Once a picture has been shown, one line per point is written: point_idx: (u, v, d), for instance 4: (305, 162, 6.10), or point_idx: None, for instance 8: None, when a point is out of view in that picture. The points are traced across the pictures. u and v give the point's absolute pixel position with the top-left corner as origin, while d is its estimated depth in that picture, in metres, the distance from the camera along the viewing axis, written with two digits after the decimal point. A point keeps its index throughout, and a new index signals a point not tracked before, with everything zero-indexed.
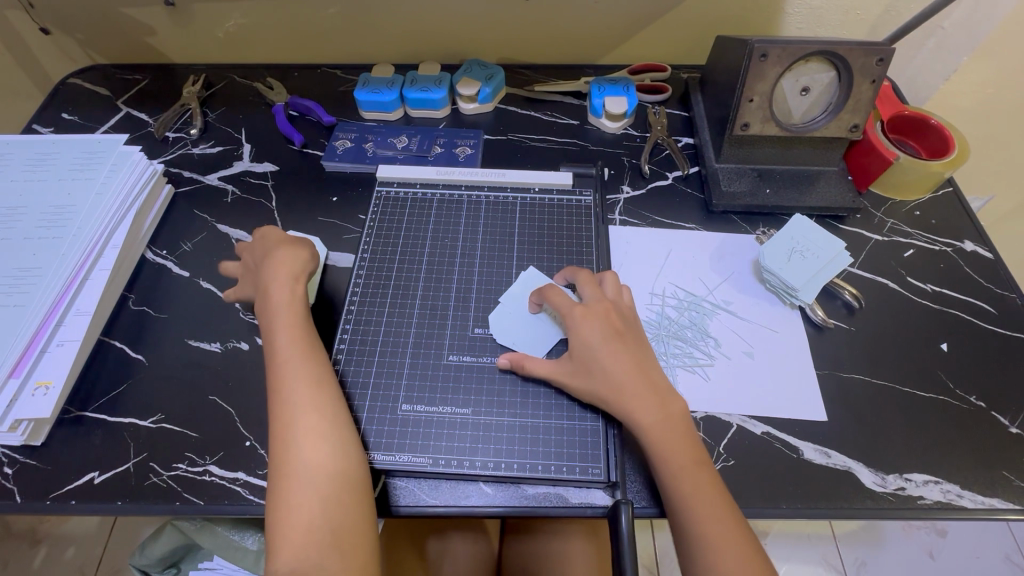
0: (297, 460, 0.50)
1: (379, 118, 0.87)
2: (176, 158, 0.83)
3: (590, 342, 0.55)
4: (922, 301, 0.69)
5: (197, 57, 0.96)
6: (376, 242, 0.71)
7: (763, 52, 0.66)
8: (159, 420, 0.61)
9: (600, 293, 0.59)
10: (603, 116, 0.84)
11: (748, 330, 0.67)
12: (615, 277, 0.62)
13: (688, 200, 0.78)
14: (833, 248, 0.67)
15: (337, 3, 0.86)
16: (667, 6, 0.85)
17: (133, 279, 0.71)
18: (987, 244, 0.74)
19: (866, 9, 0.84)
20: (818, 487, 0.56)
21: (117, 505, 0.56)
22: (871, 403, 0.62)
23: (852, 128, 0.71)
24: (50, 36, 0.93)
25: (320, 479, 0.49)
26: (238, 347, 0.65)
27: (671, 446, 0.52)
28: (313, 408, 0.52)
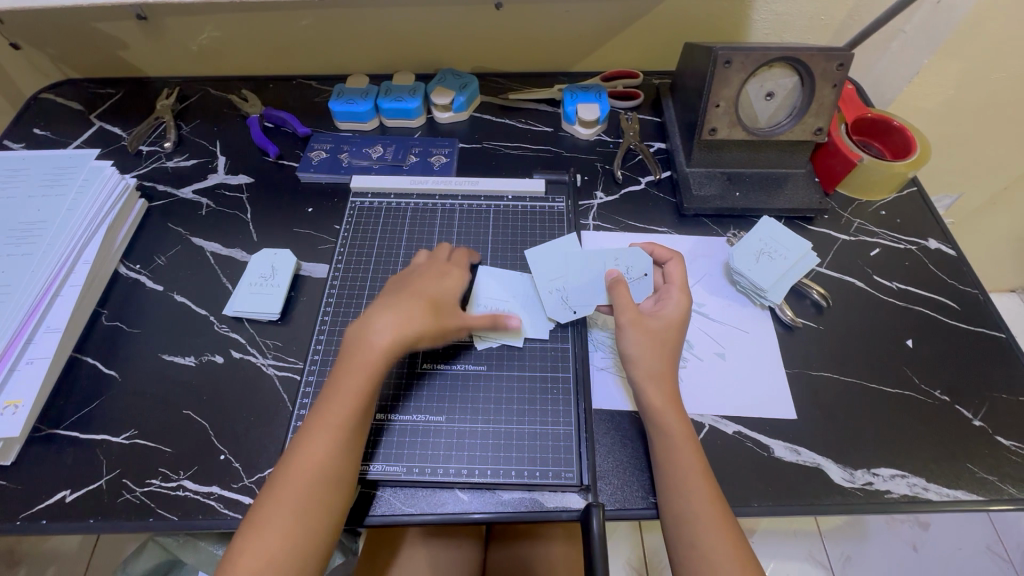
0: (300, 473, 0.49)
1: (354, 128, 0.88)
2: (150, 172, 0.83)
3: (646, 354, 0.57)
4: (887, 298, 0.71)
5: (171, 70, 0.96)
6: (351, 254, 0.72)
7: (726, 59, 0.67)
8: (132, 435, 0.60)
9: (663, 317, 0.60)
10: (575, 123, 0.85)
11: (719, 331, 0.68)
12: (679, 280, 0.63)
13: (660, 204, 0.79)
14: (800, 249, 0.69)
15: (310, 14, 0.86)
16: (636, 14, 0.87)
17: (106, 294, 0.71)
18: (950, 241, 0.76)
19: (830, 15, 0.86)
20: (789, 484, 0.57)
21: (89, 523, 0.55)
22: (839, 400, 0.63)
23: (816, 131, 0.73)
24: (20, 51, 0.93)
25: (310, 500, 0.49)
26: (213, 360, 0.65)
27: (676, 455, 0.53)
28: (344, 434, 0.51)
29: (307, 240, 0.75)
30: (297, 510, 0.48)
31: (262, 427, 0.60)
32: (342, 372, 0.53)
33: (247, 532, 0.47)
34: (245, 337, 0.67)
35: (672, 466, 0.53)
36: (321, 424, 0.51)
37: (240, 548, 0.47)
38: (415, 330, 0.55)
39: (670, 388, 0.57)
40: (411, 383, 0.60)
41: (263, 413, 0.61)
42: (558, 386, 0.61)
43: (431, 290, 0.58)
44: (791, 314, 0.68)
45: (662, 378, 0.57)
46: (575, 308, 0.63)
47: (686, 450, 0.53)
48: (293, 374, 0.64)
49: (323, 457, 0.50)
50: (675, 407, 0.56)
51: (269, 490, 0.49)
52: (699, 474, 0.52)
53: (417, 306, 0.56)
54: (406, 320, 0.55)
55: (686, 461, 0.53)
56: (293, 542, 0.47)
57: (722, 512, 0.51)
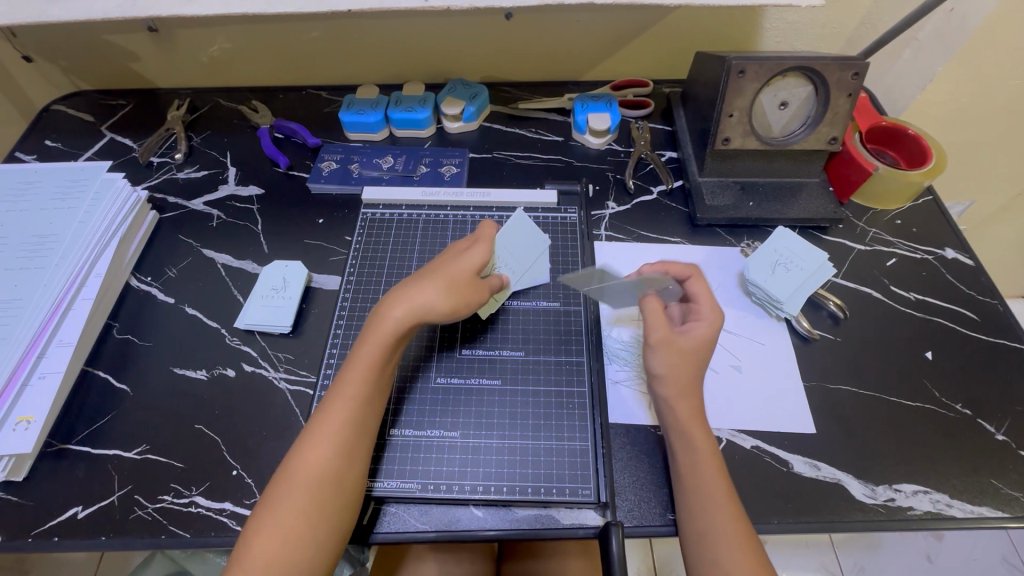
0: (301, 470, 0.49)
1: (363, 139, 0.87)
2: (161, 183, 0.83)
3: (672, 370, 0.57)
4: (905, 309, 0.70)
5: (181, 81, 0.96)
6: (362, 266, 0.71)
7: (740, 69, 0.67)
8: (144, 451, 0.60)
9: (690, 337, 0.58)
10: (586, 132, 0.85)
11: (735, 343, 0.67)
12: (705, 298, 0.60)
13: (672, 213, 0.79)
14: (818, 261, 0.68)
15: (320, 25, 0.86)
16: (647, 23, 0.86)
17: (118, 306, 0.71)
18: (968, 251, 0.75)
19: (841, 23, 0.86)
20: (809, 500, 0.56)
21: (101, 540, 0.55)
22: (859, 413, 0.62)
23: (830, 140, 0.72)
24: (32, 63, 0.93)
25: (309, 499, 0.48)
26: (225, 373, 0.65)
27: (697, 469, 0.52)
28: (347, 431, 0.51)
29: (318, 252, 0.75)
30: (298, 511, 0.48)
31: (274, 442, 0.60)
32: (354, 363, 0.53)
33: (247, 540, 0.47)
34: (256, 350, 0.67)
35: (693, 479, 0.52)
36: (325, 420, 0.51)
37: (243, 552, 0.47)
38: (430, 308, 0.55)
39: (691, 399, 0.56)
40: (422, 398, 0.60)
41: (275, 428, 0.61)
42: (574, 402, 0.60)
43: (451, 270, 0.57)
44: (808, 326, 0.67)
45: (684, 390, 0.56)
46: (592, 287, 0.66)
47: (708, 460, 0.52)
48: (305, 388, 0.63)
49: (323, 454, 0.50)
50: (697, 418, 0.55)
51: (273, 487, 0.50)
52: (722, 491, 0.51)
53: (437, 285, 0.56)
54: (421, 300, 0.55)
55: (710, 478, 0.52)
56: (290, 538, 0.47)
57: (745, 530, 0.49)
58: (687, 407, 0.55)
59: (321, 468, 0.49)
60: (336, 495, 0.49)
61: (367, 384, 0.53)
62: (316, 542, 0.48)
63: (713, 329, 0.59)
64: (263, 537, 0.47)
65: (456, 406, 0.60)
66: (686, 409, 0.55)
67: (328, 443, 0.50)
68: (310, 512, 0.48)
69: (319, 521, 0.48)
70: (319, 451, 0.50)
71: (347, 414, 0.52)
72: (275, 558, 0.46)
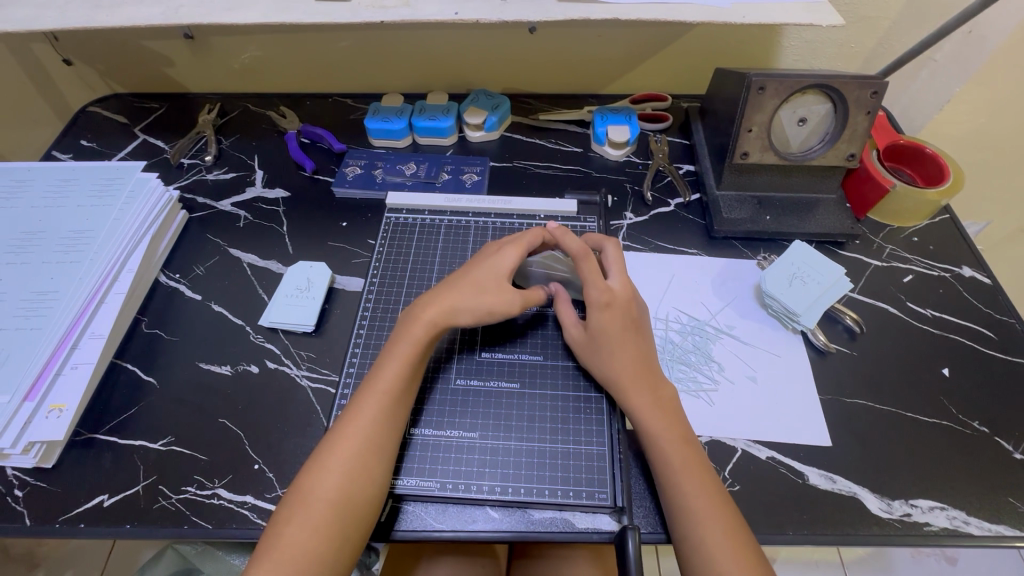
0: (324, 478, 0.50)
1: (388, 145, 0.90)
2: (191, 184, 0.86)
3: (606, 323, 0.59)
4: (922, 325, 0.70)
5: (212, 86, 0.99)
6: (386, 269, 0.73)
7: (760, 85, 0.68)
8: (169, 443, 0.61)
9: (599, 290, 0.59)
10: (606, 144, 0.86)
11: (751, 354, 0.67)
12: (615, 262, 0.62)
13: (689, 225, 0.80)
14: (834, 275, 0.68)
15: (350, 35, 0.89)
16: (668, 38, 0.88)
17: (147, 302, 0.73)
18: (985, 269, 0.75)
19: (859, 43, 0.87)
20: (824, 512, 0.57)
21: (125, 528, 0.56)
22: (874, 427, 0.62)
23: (849, 157, 0.73)
24: (72, 66, 0.97)
25: (334, 484, 0.50)
26: (248, 369, 0.66)
27: (677, 466, 0.53)
28: (377, 421, 0.53)
29: (341, 254, 0.77)
30: (325, 500, 0.50)
31: (296, 438, 0.61)
32: (388, 357, 0.57)
33: (274, 524, 0.50)
34: (280, 348, 0.68)
35: (668, 462, 0.53)
36: (356, 409, 0.54)
37: (268, 542, 0.49)
38: (463, 309, 0.58)
39: (630, 367, 0.58)
40: (443, 398, 0.61)
41: (296, 424, 0.62)
42: (592, 406, 0.61)
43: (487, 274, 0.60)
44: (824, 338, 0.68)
45: (608, 363, 0.59)
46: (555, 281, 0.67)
47: (670, 434, 0.55)
48: (327, 386, 0.65)
49: (352, 441, 0.52)
50: (645, 381, 0.57)
51: (295, 490, 0.51)
52: (696, 474, 0.52)
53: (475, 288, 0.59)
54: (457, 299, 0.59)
55: (679, 456, 0.53)
56: (314, 538, 0.48)
57: (740, 537, 0.49)
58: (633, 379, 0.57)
59: (350, 457, 0.51)
60: (361, 487, 0.51)
61: (401, 386, 0.55)
62: (335, 531, 0.49)
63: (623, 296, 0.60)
64: (290, 525, 0.49)
65: (478, 406, 0.61)
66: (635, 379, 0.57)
67: (360, 431, 0.53)
68: (335, 501, 0.50)
69: (342, 512, 0.50)
70: (352, 437, 0.52)
71: (379, 405, 0.54)
72: (300, 547, 0.48)
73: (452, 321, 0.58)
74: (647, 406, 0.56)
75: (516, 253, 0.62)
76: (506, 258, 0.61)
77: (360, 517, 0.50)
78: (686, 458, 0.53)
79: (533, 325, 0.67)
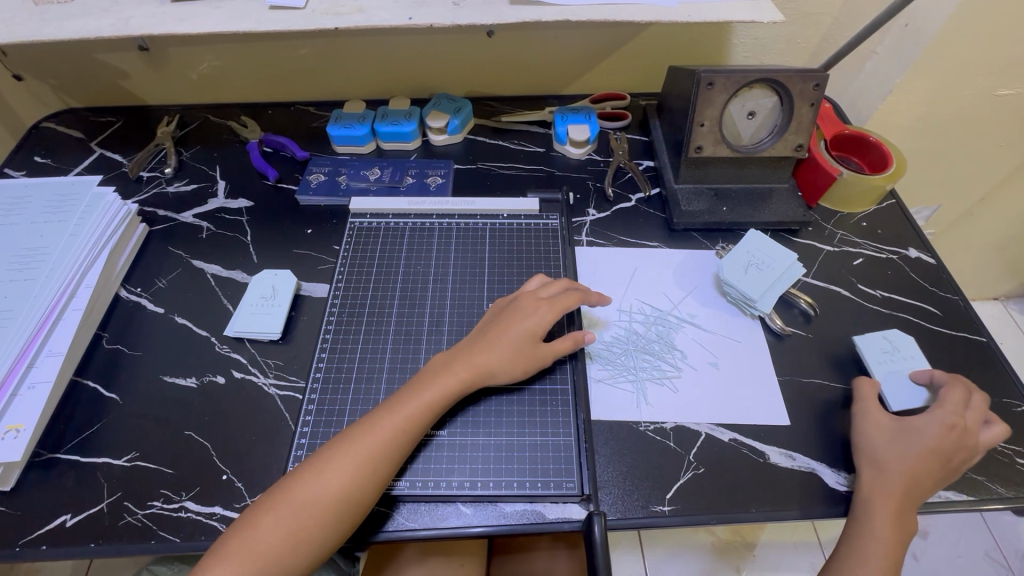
0: (306, 487, 0.51)
1: (351, 152, 0.90)
2: (150, 197, 0.85)
3: (930, 425, 0.57)
4: (873, 306, 0.73)
5: (170, 97, 0.98)
6: (352, 274, 0.73)
7: (709, 81, 0.71)
8: (133, 458, 0.60)
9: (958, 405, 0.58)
10: (567, 142, 0.88)
11: (712, 341, 0.69)
12: (979, 407, 0.59)
13: (650, 219, 0.82)
14: (879, 333, 0.68)
15: (309, 44, 0.89)
16: (623, 39, 0.91)
17: (107, 317, 0.72)
18: (930, 250, 0.79)
19: (804, 39, 0.91)
20: (784, 489, 0.58)
21: (89, 547, 0.55)
22: (830, 405, 0.65)
23: (797, 147, 0.76)
24: (23, 81, 0.95)
25: (316, 493, 0.50)
26: (214, 380, 0.66)
27: (877, 514, 0.54)
28: (377, 437, 0.53)
29: (307, 260, 0.77)
30: (308, 511, 0.50)
31: (264, 446, 0.61)
32: (418, 384, 0.57)
33: (247, 524, 0.50)
34: (246, 357, 0.68)
35: (865, 504, 0.55)
36: (367, 424, 0.55)
37: (238, 541, 0.49)
38: (500, 371, 0.59)
39: (952, 437, 0.56)
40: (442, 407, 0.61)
41: (264, 432, 0.62)
42: (558, 398, 0.62)
43: (522, 337, 0.60)
44: (973, 416, 0.58)
45: (891, 457, 0.56)
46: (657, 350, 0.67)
47: (899, 487, 0.55)
48: (295, 393, 0.65)
49: (348, 450, 0.53)
50: (924, 464, 0.56)
51: (274, 493, 0.52)
52: (892, 519, 0.54)
53: (511, 351, 0.60)
54: (491, 364, 0.59)
55: (883, 496, 0.55)
56: (294, 544, 0.49)
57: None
58: (944, 447, 0.56)
59: (350, 476, 0.51)
60: (345, 502, 0.51)
61: (418, 410, 0.55)
62: (306, 538, 0.50)
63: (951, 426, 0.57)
64: (271, 531, 0.49)
65: (465, 411, 0.61)
66: (942, 447, 0.56)
67: (363, 447, 0.53)
68: (322, 515, 0.50)
69: (323, 524, 0.50)
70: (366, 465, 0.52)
71: (388, 425, 0.54)
72: (277, 550, 0.49)
73: (484, 382, 0.59)
74: (911, 453, 0.56)
75: (549, 308, 0.62)
76: (530, 313, 0.62)
77: (338, 526, 0.51)
78: (900, 498, 0.55)
79: None
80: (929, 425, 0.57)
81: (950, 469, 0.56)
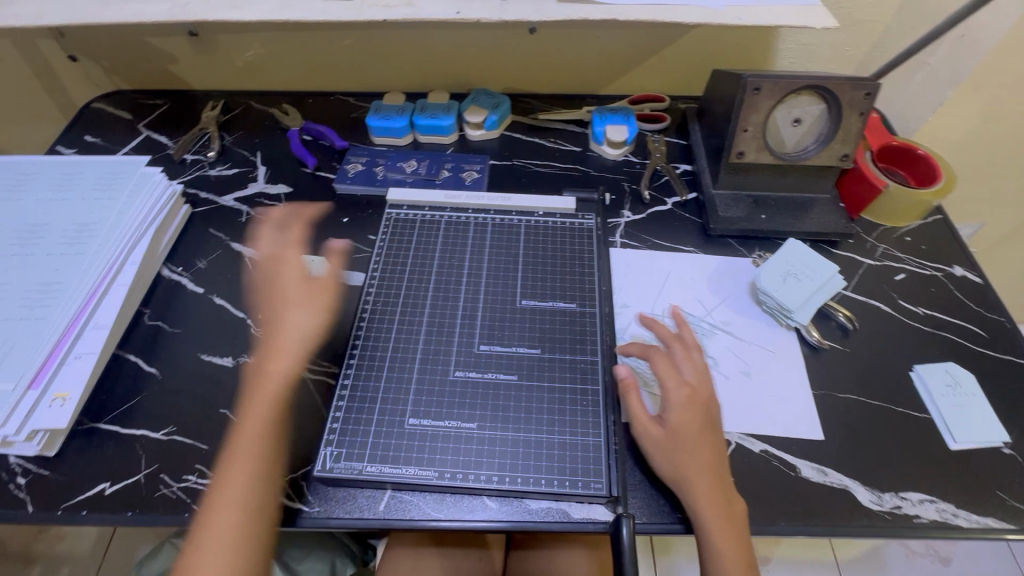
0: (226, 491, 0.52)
1: (388, 143, 0.91)
2: (194, 179, 0.87)
3: (686, 416, 0.56)
4: (914, 323, 0.71)
5: (215, 83, 1.00)
6: (387, 263, 0.74)
7: (756, 86, 0.69)
8: (170, 432, 0.62)
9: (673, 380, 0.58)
10: (604, 143, 0.88)
11: (745, 350, 0.68)
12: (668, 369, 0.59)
13: (685, 223, 0.81)
14: (941, 366, 0.66)
15: (352, 35, 0.90)
16: (666, 40, 0.90)
17: (150, 294, 0.74)
18: (976, 269, 0.76)
19: (853, 47, 0.89)
20: (815, 505, 0.57)
21: (126, 516, 0.57)
22: (866, 423, 0.63)
23: (842, 157, 0.74)
24: (77, 62, 0.98)
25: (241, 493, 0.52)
26: (249, 361, 0.67)
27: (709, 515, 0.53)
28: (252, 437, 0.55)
29: (342, 248, 0.78)
30: (245, 507, 0.52)
31: (296, 428, 0.62)
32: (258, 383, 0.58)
33: (194, 532, 0.51)
34: None
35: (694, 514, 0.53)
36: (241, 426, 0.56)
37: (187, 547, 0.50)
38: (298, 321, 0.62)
39: (691, 429, 0.56)
40: (449, 392, 0.62)
41: (297, 415, 0.63)
42: (588, 398, 0.62)
43: (296, 295, 0.64)
44: (689, 372, 0.60)
45: (677, 457, 0.55)
46: (746, 371, 0.66)
47: (708, 490, 0.53)
48: (327, 378, 0.66)
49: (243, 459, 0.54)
50: (705, 457, 0.55)
51: (210, 501, 0.52)
52: (727, 520, 0.53)
53: (297, 310, 0.63)
54: (309, 322, 0.62)
55: (704, 505, 0.53)
56: (241, 541, 0.50)
57: None
58: (682, 441, 0.56)
59: (246, 466, 0.53)
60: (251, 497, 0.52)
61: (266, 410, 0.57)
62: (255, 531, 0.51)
63: (681, 398, 0.57)
64: (216, 524, 0.51)
65: (411, 390, 0.62)
66: (682, 441, 0.56)
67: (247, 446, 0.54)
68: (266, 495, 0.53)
69: (259, 515, 0.52)
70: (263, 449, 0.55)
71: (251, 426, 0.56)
72: (217, 545, 0.50)
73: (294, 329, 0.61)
74: (693, 450, 0.55)
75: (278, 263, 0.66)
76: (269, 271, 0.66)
77: (263, 513, 0.52)
78: (717, 490, 0.54)
79: (559, 318, 0.68)
80: (671, 414, 0.57)
81: (717, 443, 0.57)
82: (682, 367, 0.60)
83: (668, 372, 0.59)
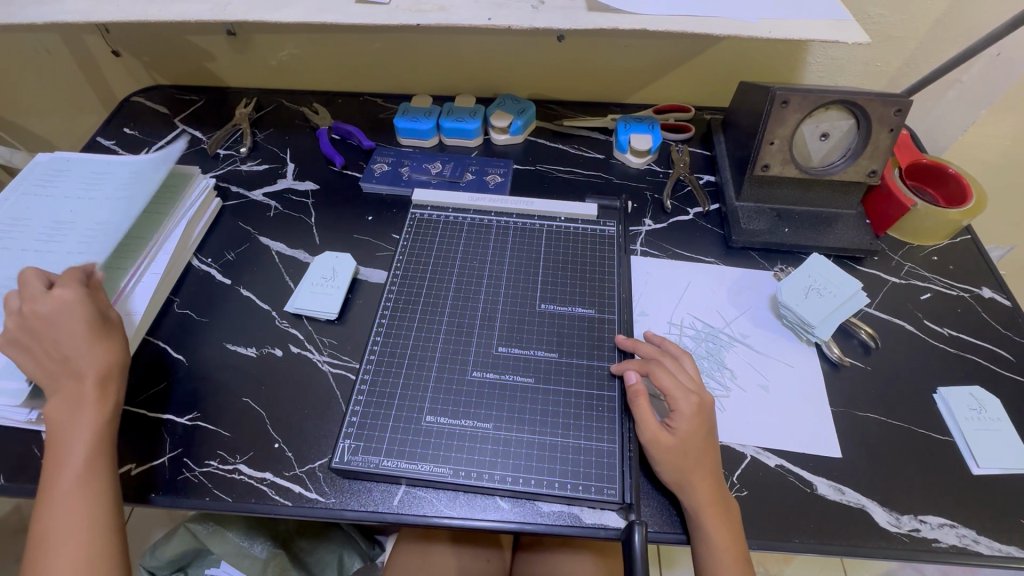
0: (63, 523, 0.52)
1: (415, 144, 0.92)
2: (225, 174, 0.89)
3: (690, 425, 0.56)
4: (938, 344, 0.70)
5: (249, 80, 1.03)
6: (409, 262, 0.75)
7: (784, 99, 0.69)
8: (194, 417, 0.64)
9: (676, 389, 0.58)
10: (627, 151, 0.88)
11: (763, 363, 0.68)
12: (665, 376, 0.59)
13: (707, 234, 0.81)
14: (965, 389, 0.65)
15: (384, 38, 0.92)
16: (693, 51, 0.90)
17: (180, 283, 0.76)
18: (1005, 291, 0.75)
19: (884, 63, 0.88)
20: (831, 523, 0.57)
21: (150, 497, 0.58)
22: (886, 443, 0.62)
23: (870, 173, 0.73)
24: (120, 58, 1.02)
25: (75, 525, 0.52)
26: (273, 353, 0.69)
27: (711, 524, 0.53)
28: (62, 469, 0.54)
29: (366, 246, 0.79)
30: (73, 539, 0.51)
31: (315, 419, 0.63)
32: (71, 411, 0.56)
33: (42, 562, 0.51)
34: (304, 333, 0.71)
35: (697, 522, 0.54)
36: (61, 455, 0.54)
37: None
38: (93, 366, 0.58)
39: (699, 441, 0.56)
40: (463, 390, 0.63)
41: (316, 407, 0.64)
42: (604, 404, 0.62)
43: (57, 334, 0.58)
44: (686, 380, 0.60)
45: (678, 463, 0.55)
46: (765, 386, 0.66)
47: (709, 495, 0.54)
48: (347, 372, 0.67)
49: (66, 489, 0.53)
50: (703, 467, 0.55)
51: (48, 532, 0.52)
52: (726, 529, 0.53)
53: (66, 350, 0.57)
54: (104, 361, 0.58)
55: (708, 514, 0.53)
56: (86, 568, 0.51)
57: None
58: (689, 452, 0.56)
59: (82, 496, 0.53)
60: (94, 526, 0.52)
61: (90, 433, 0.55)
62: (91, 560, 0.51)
63: (689, 408, 0.57)
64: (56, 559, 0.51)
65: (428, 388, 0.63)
66: (690, 451, 0.56)
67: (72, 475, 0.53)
68: (87, 541, 0.52)
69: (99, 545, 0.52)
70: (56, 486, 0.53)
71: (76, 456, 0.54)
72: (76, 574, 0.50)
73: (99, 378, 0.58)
74: (695, 457, 0.55)
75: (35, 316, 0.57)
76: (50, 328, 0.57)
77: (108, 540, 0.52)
78: (716, 499, 0.54)
79: (577, 324, 0.69)
80: (679, 422, 0.57)
81: (714, 450, 0.57)
82: (679, 374, 0.60)
83: (670, 380, 0.59)
